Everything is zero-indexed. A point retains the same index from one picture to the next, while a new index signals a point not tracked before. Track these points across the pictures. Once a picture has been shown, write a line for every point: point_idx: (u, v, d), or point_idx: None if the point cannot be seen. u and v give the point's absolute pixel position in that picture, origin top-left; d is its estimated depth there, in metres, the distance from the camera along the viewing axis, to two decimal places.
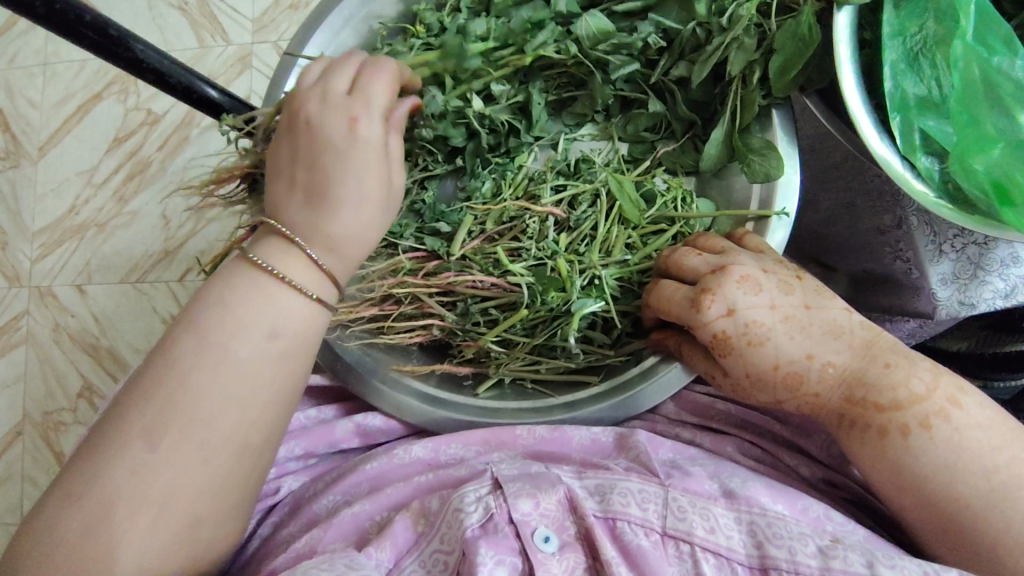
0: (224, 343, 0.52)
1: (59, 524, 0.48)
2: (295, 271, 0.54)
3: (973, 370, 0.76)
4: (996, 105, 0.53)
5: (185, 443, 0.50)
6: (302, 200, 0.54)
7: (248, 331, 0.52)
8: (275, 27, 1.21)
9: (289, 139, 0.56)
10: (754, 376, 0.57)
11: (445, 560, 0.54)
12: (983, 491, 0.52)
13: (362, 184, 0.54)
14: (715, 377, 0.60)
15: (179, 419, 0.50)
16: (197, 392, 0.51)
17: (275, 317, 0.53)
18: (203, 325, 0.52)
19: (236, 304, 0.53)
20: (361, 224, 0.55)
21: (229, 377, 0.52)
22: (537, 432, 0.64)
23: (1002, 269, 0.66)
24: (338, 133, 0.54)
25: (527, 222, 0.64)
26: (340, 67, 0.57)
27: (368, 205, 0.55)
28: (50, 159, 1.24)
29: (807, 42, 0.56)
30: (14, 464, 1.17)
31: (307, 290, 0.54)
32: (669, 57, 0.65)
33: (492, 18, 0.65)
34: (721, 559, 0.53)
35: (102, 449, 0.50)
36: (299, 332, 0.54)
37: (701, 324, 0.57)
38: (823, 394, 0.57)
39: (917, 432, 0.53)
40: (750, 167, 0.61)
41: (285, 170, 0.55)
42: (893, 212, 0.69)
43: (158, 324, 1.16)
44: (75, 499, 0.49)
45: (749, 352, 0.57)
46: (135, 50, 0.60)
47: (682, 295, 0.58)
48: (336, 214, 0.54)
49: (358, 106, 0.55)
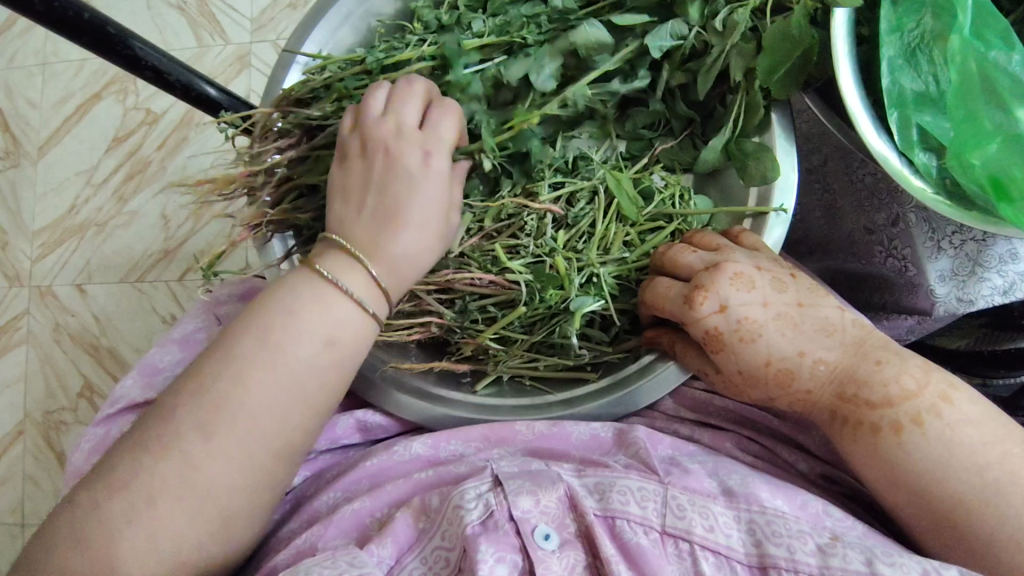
0: (281, 347, 0.54)
1: (83, 518, 0.51)
2: (353, 282, 0.56)
3: (971, 369, 0.75)
4: (991, 100, 0.53)
5: (216, 451, 0.52)
6: (370, 221, 0.56)
7: (307, 338, 0.54)
8: (274, 26, 1.21)
9: (361, 162, 0.58)
10: (747, 372, 0.58)
11: (447, 557, 0.54)
12: (976, 487, 0.52)
13: (429, 216, 0.57)
14: (708, 374, 0.60)
15: (210, 415, 0.53)
16: (227, 389, 0.53)
17: (332, 326, 0.55)
18: (263, 330, 0.54)
19: (299, 308, 0.55)
20: (421, 256, 0.57)
21: (273, 382, 0.53)
22: (536, 428, 0.64)
23: (1000, 265, 0.66)
24: (414, 163, 0.57)
25: (526, 219, 0.64)
26: (411, 97, 0.58)
27: (431, 235, 0.57)
28: (49, 159, 1.24)
29: (796, 42, 0.56)
30: (15, 465, 1.17)
31: (365, 303, 0.56)
32: (669, 65, 0.65)
33: (490, 18, 0.66)
34: (720, 557, 0.53)
35: (133, 445, 0.53)
36: (352, 346, 0.56)
37: (694, 320, 0.57)
38: (815, 391, 0.57)
39: (909, 428, 0.53)
40: (746, 171, 0.62)
41: (354, 191, 0.57)
42: (889, 209, 0.69)
43: (158, 324, 1.16)
44: (100, 494, 0.51)
45: (741, 349, 0.57)
46: (133, 47, 0.61)
47: (675, 292, 0.59)
48: (401, 242, 0.56)
49: (432, 141, 0.57)
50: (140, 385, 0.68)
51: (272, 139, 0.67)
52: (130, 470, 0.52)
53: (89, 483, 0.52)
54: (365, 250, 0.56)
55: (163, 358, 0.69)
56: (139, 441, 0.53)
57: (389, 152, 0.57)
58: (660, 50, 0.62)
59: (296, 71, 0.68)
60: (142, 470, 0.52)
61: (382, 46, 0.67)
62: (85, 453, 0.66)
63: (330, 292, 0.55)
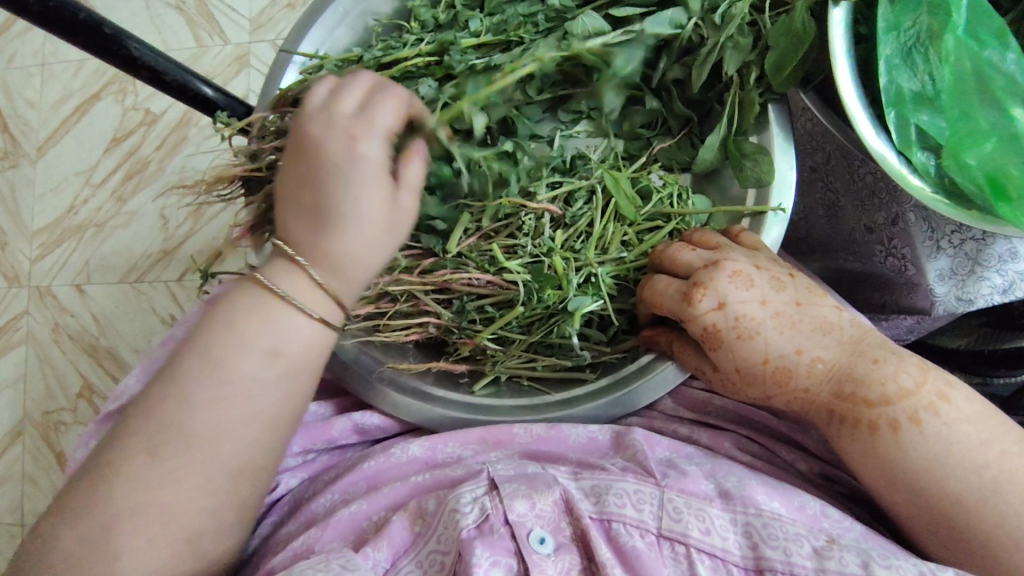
0: (222, 365, 0.53)
1: (77, 522, 0.52)
2: (295, 290, 0.54)
3: (971, 368, 0.75)
4: (987, 98, 0.53)
5: (185, 463, 0.52)
6: (304, 222, 0.53)
7: (250, 353, 0.53)
8: (273, 26, 1.21)
9: (294, 156, 0.53)
10: (744, 371, 0.57)
11: (442, 560, 0.53)
12: (973, 486, 0.52)
13: (371, 212, 0.52)
14: (705, 372, 0.60)
15: (202, 420, 0.53)
16: (201, 396, 0.53)
17: (276, 336, 0.54)
18: (206, 348, 0.54)
19: (239, 322, 0.54)
20: (374, 254, 0.54)
21: (214, 403, 0.53)
22: (534, 431, 0.64)
23: (1000, 265, 0.66)
24: (339, 153, 0.51)
25: (523, 219, 0.64)
26: (346, 86, 0.53)
27: (376, 231, 0.53)
28: (49, 159, 1.24)
29: (802, 38, 0.56)
30: (14, 465, 1.17)
31: (312, 311, 0.54)
32: (667, 58, 0.64)
33: (486, 17, 0.66)
34: (716, 560, 0.53)
35: (130, 446, 0.53)
36: (303, 355, 0.55)
37: (691, 318, 0.57)
38: (813, 390, 0.56)
39: (906, 427, 0.53)
40: (742, 172, 0.61)
41: (288, 189, 0.53)
42: (888, 209, 0.68)
43: (157, 324, 1.16)
44: (102, 495, 0.52)
45: (739, 347, 0.56)
46: (129, 47, 0.60)
47: (672, 292, 0.58)
48: (341, 242, 0.52)
49: (360, 125, 0.52)
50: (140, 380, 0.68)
51: (270, 139, 0.67)
52: (129, 473, 0.52)
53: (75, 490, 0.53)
54: (307, 254, 0.53)
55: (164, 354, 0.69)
56: (115, 450, 0.53)
57: (316, 143, 0.51)
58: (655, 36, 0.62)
59: (293, 70, 0.68)
60: (141, 472, 0.52)
61: (381, 44, 0.67)
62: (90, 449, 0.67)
63: (273, 300, 0.54)
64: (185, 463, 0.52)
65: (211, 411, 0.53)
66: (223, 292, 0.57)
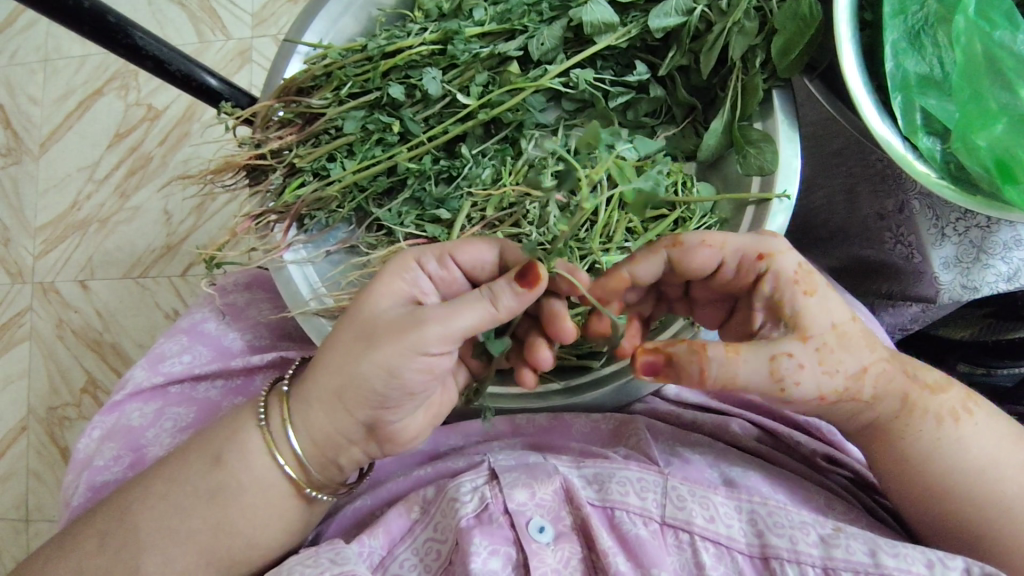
0: (183, 464, 0.57)
1: (66, 554, 0.56)
2: (272, 413, 0.56)
3: (976, 359, 0.77)
4: (999, 79, 0.52)
5: (152, 541, 0.55)
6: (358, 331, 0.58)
7: (199, 456, 0.57)
8: (275, 20, 1.20)
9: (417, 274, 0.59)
10: (842, 327, 0.50)
11: (438, 548, 0.55)
12: (1011, 483, 0.54)
13: (372, 317, 0.51)
14: (777, 351, 0.49)
15: (176, 509, 0.56)
16: (170, 486, 0.57)
17: (223, 447, 0.56)
18: (181, 450, 0.58)
19: (213, 432, 0.58)
20: (355, 359, 0.50)
21: (171, 496, 0.56)
22: (537, 422, 0.64)
23: (1004, 252, 0.65)
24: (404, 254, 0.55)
25: (528, 207, 0.63)
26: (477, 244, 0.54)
27: (359, 338, 0.50)
28: (51, 155, 1.24)
29: (807, 21, 0.56)
30: (19, 460, 1.18)
31: (261, 419, 0.56)
32: (678, 52, 0.64)
33: (490, 6, 0.66)
34: (720, 548, 0.52)
35: (130, 504, 0.57)
36: (241, 477, 0.56)
37: (778, 251, 0.52)
38: (891, 363, 0.53)
39: (951, 428, 0.54)
40: (745, 159, 0.61)
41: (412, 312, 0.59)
42: (896, 196, 0.69)
43: (161, 319, 1.16)
44: (98, 539, 0.56)
45: (829, 292, 0.51)
46: (133, 36, 0.61)
47: (735, 246, 0.52)
48: (340, 341, 0.51)
49: (435, 251, 0.53)
50: (147, 371, 0.71)
51: (273, 129, 0.69)
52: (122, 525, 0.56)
53: (78, 525, 0.58)
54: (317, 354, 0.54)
55: (170, 348, 0.72)
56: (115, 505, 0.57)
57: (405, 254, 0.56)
58: (661, 30, 0.62)
59: (298, 60, 0.67)
60: (113, 534, 0.56)
61: (384, 33, 0.66)
62: (94, 440, 0.69)
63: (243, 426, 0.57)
64: (171, 557, 0.55)
65: (196, 515, 0.56)
66: (236, 410, 0.59)
